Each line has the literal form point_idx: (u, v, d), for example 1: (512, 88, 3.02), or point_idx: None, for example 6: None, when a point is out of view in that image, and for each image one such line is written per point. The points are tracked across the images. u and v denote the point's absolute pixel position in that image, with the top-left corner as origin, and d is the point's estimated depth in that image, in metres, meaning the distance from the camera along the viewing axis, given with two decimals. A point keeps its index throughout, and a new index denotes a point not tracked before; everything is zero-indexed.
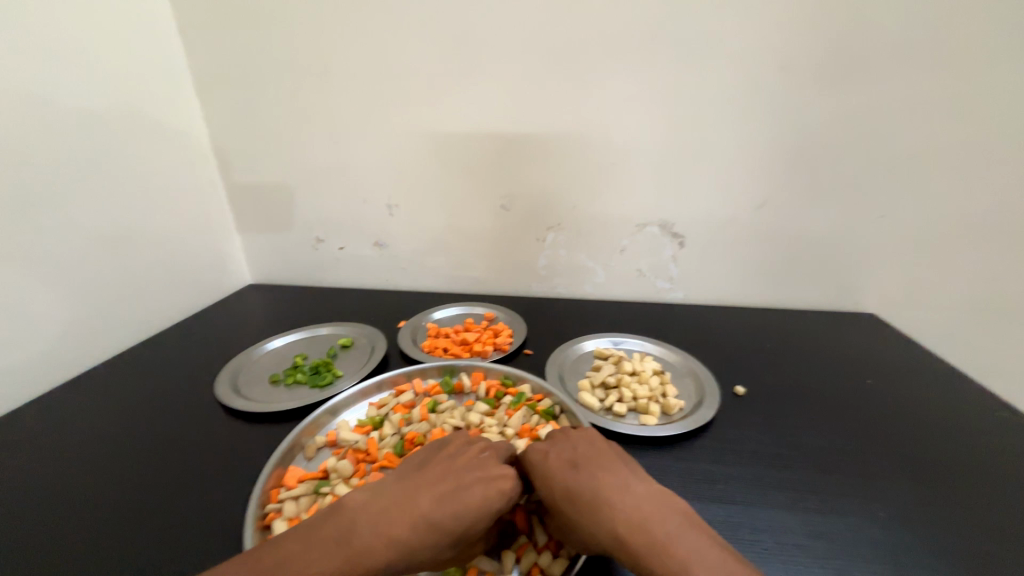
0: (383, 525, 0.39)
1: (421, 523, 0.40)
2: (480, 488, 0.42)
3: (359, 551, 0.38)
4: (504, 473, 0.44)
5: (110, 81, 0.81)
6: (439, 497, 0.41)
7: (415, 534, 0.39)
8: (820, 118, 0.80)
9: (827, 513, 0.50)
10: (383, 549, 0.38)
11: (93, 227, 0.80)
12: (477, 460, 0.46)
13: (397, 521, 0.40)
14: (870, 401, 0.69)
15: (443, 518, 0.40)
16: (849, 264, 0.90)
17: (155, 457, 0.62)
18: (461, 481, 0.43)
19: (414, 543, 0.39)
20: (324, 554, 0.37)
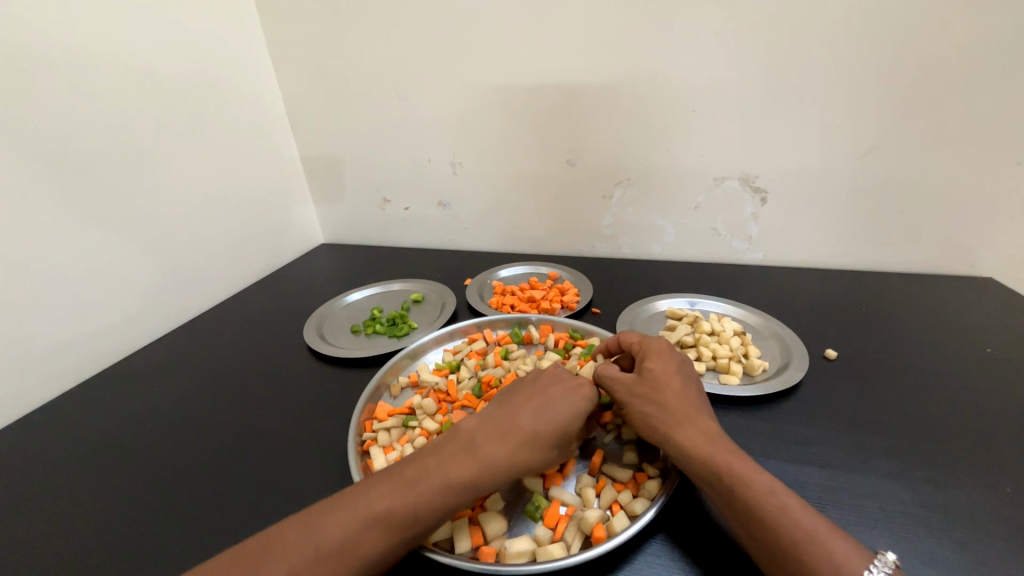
0: (494, 439, 0.44)
1: (525, 433, 0.44)
2: (570, 400, 0.47)
3: (481, 463, 0.42)
4: (582, 383, 0.49)
5: (194, 49, 0.85)
6: (536, 409, 0.46)
7: (525, 444, 0.43)
8: (946, 47, 0.69)
9: (938, 483, 0.47)
10: (501, 458, 0.42)
11: (188, 189, 0.87)
12: (555, 375, 0.50)
13: (504, 433, 0.44)
14: (987, 371, 0.62)
15: (547, 427, 0.44)
16: (967, 221, 0.79)
17: (258, 396, 0.69)
18: (550, 395, 0.47)
19: (526, 452, 0.43)
20: (453, 465, 0.42)
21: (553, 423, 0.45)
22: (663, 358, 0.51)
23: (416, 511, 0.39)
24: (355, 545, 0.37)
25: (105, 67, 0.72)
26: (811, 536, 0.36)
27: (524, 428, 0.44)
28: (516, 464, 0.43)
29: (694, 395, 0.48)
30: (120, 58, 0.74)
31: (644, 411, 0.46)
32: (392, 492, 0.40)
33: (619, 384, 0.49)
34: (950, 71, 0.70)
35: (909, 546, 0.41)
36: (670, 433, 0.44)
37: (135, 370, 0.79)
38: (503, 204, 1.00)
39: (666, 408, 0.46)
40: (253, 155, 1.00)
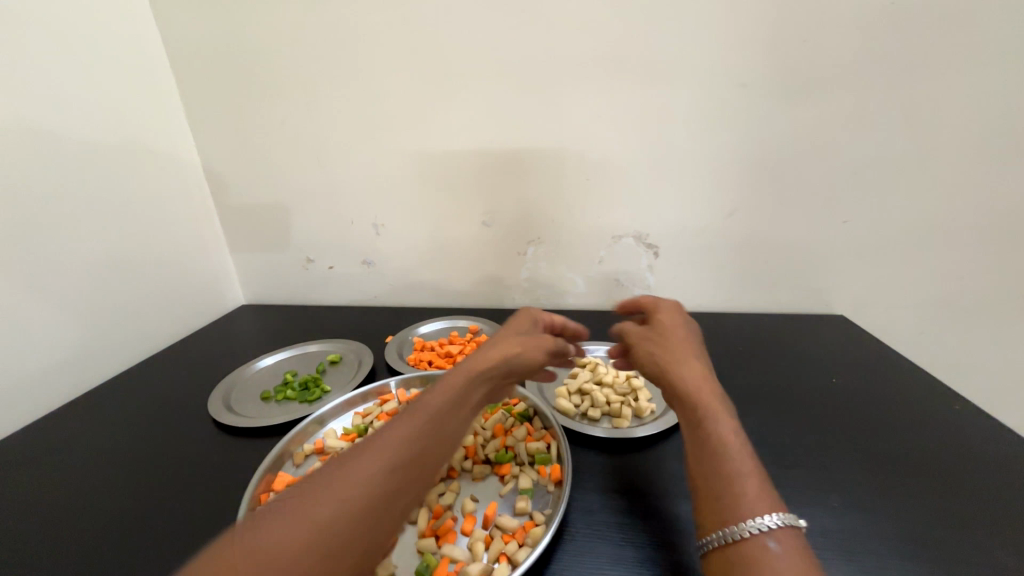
0: (457, 382, 0.48)
1: (479, 376, 0.49)
2: (513, 344, 0.53)
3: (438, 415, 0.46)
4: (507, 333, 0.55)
5: (108, 118, 0.86)
6: (481, 356, 0.52)
7: (478, 382, 0.50)
8: (780, 132, 0.85)
9: (787, 504, 0.56)
10: (466, 397, 0.48)
11: (95, 254, 0.84)
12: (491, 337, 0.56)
13: (464, 380, 0.49)
14: (832, 400, 0.74)
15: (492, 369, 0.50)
16: (817, 269, 0.94)
17: (154, 473, 0.65)
18: (491, 344, 0.53)
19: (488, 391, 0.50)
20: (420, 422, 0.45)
21: (501, 359, 0.51)
22: (672, 316, 0.59)
23: (404, 470, 0.42)
24: (341, 521, 0.38)
25: (15, 140, 0.72)
26: (741, 478, 0.43)
27: (478, 369, 0.49)
28: (479, 400, 0.49)
29: (694, 344, 0.56)
30: (30, 130, 0.74)
31: (648, 349, 0.55)
32: (374, 466, 0.41)
33: (633, 331, 0.58)
34: (785, 150, 0.86)
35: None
36: (668, 365, 0.52)
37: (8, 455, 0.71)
38: (426, 261, 1.05)
39: (665, 348, 0.54)
40: (169, 218, 0.98)
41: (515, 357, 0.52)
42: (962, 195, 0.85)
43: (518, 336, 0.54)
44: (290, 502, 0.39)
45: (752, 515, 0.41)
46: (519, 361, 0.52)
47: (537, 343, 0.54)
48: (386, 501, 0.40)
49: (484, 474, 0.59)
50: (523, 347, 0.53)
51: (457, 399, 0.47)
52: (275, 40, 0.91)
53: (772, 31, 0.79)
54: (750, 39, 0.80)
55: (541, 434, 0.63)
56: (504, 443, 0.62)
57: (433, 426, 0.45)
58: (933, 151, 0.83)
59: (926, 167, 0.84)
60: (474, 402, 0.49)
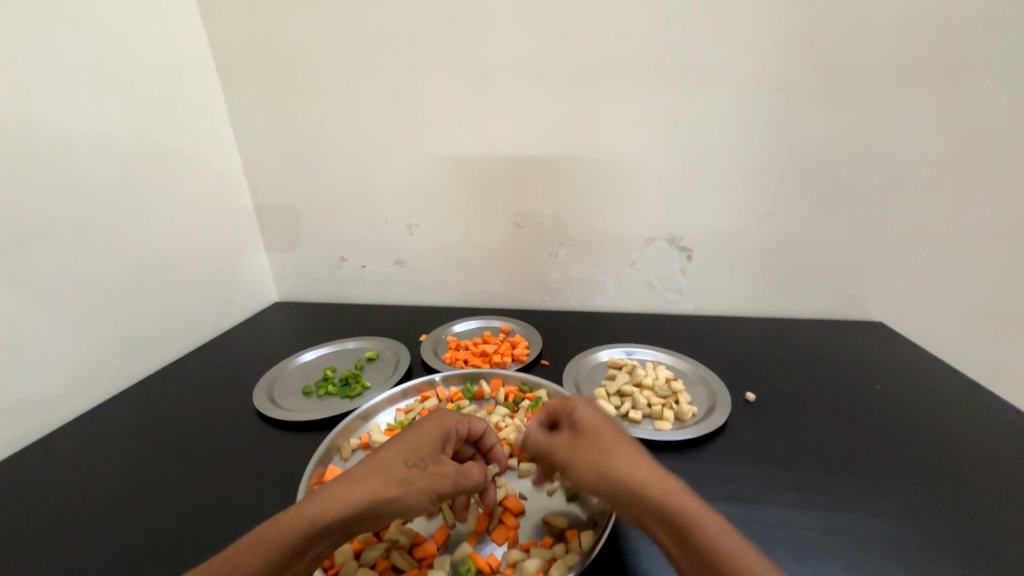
0: (367, 479, 0.44)
1: (389, 467, 0.45)
2: (428, 429, 0.49)
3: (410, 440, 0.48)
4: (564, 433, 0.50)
5: (155, 120, 0.89)
6: (385, 455, 0.46)
7: (395, 475, 0.44)
8: (820, 136, 0.84)
9: (836, 510, 0.55)
10: (376, 483, 0.43)
11: (138, 250, 0.87)
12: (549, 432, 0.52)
13: (371, 467, 0.45)
14: (877, 407, 0.72)
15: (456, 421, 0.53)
16: (855, 275, 0.93)
17: (203, 465, 0.67)
18: (406, 433, 0.49)
19: (403, 480, 0.44)
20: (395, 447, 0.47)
21: (411, 446, 0.47)
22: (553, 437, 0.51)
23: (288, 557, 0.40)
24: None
25: (71, 145, 0.75)
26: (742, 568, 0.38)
27: (386, 454, 0.46)
28: (393, 492, 0.43)
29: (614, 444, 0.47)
30: (85, 134, 0.77)
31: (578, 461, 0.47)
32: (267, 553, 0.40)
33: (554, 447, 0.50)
34: (824, 154, 0.85)
35: (806, 567, 0.49)
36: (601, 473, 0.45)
37: (63, 445, 0.74)
38: (457, 261, 1.05)
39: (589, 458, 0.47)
40: (209, 217, 1.01)
41: (426, 446, 0.48)
42: (1011, 199, 0.83)
43: (438, 418, 0.51)
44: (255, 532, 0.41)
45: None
46: (433, 443, 0.48)
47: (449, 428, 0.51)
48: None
49: (530, 474, 0.61)
50: (441, 427, 0.50)
51: (362, 494, 0.43)
52: (315, 44, 0.94)
53: (812, 35, 0.79)
54: (789, 43, 0.80)
55: None
56: None
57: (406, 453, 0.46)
58: (981, 153, 0.81)
59: (973, 170, 0.82)
60: (385, 494, 0.43)
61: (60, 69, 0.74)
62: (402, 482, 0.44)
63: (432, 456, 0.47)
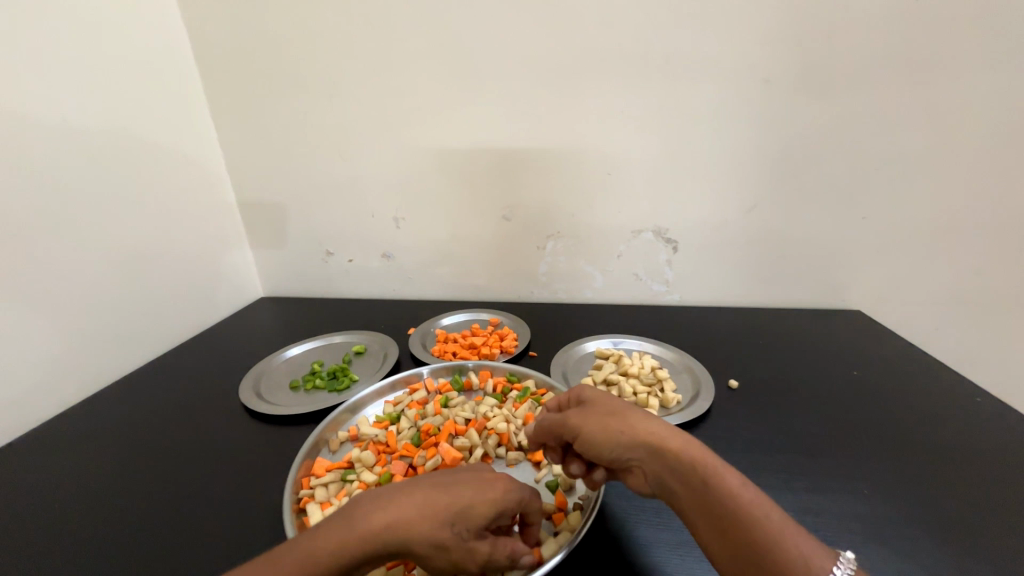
0: (401, 533, 0.36)
1: (433, 528, 0.37)
2: (490, 503, 0.40)
3: (462, 504, 0.39)
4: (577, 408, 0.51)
5: (136, 112, 0.87)
6: (438, 511, 0.38)
7: (430, 543, 0.37)
8: (802, 128, 0.86)
9: (815, 491, 0.57)
10: (410, 542, 0.36)
11: (121, 246, 0.85)
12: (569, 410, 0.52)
13: (414, 525, 0.37)
14: (854, 392, 0.75)
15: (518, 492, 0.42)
16: (835, 265, 0.95)
17: (190, 461, 0.66)
18: (471, 497, 0.39)
19: (438, 549, 0.37)
20: (442, 503, 0.38)
21: (462, 505, 0.39)
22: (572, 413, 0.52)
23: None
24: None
25: (50, 138, 0.73)
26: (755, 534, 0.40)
27: (430, 513, 0.37)
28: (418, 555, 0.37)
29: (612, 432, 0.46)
30: (65, 127, 0.75)
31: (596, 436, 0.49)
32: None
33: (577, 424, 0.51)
34: (806, 146, 0.87)
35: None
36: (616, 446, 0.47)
37: (43, 444, 0.72)
38: (445, 254, 1.05)
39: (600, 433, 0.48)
40: (192, 211, 0.99)
41: (476, 522, 0.39)
42: (983, 191, 0.86)
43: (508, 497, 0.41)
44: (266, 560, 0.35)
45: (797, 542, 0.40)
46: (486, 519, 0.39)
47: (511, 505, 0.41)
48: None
49: (518, 462, 0.61)
50: (497, 500, 0.40)
51: (387, 549, 0.36)
52: (299, 34, 0.92)
53: (796, 29, 0.80)
54: (774, 37, 0.81)
55: None
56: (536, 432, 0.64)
57: (451, 517, 0.38)
58: (955, 146, 0.84)
59: (947, 162, 0.85)
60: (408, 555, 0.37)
61: (37, 60, 0.71)
62: (433, 548, 0.37)
63: (478, 532, 0.39)
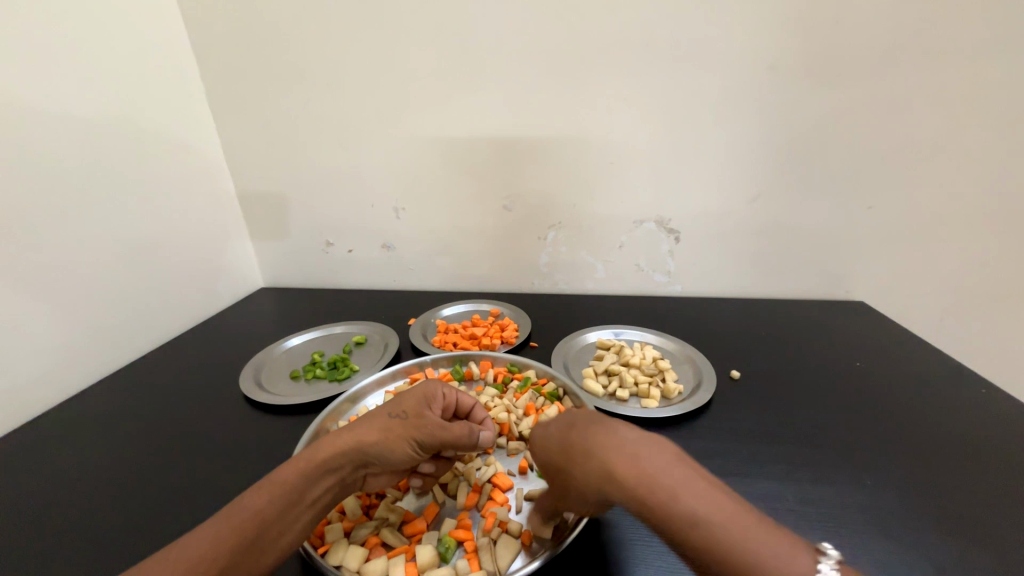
0: (362, 433, 0.48)
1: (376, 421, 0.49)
2: (417, 396, 0.52)
3: (392, 405, 0.51)
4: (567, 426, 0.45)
5: (134, 100, 0.86)
6: (374, 415, 0.50)
7: (383, 430, 0.48)
8: (809, 117, 0.84)
9: (815, 482, 0.57)
10: (363, 430, 0.47)
11: (121, 237, 0.85)
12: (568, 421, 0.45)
13: (363, 425, 0.48)
14: (858, 384, 0.74)
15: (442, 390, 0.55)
16: (838, 256, 0.94)
17: (191, 451, 0.66)
18: (400, 399, 0.52)
19: (391, 430, 0.48)
20: (377, 412, 0.50)
21: (392, 406, 0.51)
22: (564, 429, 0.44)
23: (288, 502, 0.42)
24: (212, 561, 0.37)
25: (44, 126, 0.72)
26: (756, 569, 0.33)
27: (371, 417, 0.49)
28: (381, 442, 0.48)
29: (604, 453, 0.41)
30: (62, 116, 0.74)
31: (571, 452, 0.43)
32: (254, 502, 0.41)
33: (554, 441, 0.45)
34: (812, 134, 0.85)
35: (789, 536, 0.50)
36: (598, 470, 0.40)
37: (45, 434, 0.72)
38: (446, 245, 1.05)
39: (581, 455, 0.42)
40: (191, 201, 0.98)
41: (410, 408, 0.50)
42: (990, 181, 0.85)
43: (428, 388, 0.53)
44: (258, 486, 0.43)
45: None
46: (419, 408, 0.51)
47: (435, 395, 0.53)
48: (268, 527, 0.41)
49: (518, 452, 0.61)
50: (424, 395, 0.53)
51: (351, 442, 0.47)
52: (296, 19, 0.90)
53: (804, 14, 0.78)
54: (782, 23, 0.79)
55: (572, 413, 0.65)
56: (537, 422, 0.64)
57: (387, 413, 0.50)
58: (964, 135, 0.82)
59: (956, 152, 0.84)
60: (373, 444, 0.47)
61: (33, 48, 0.70)
62: (386, 429, 0.48)
63: (416, 411, 0.50)
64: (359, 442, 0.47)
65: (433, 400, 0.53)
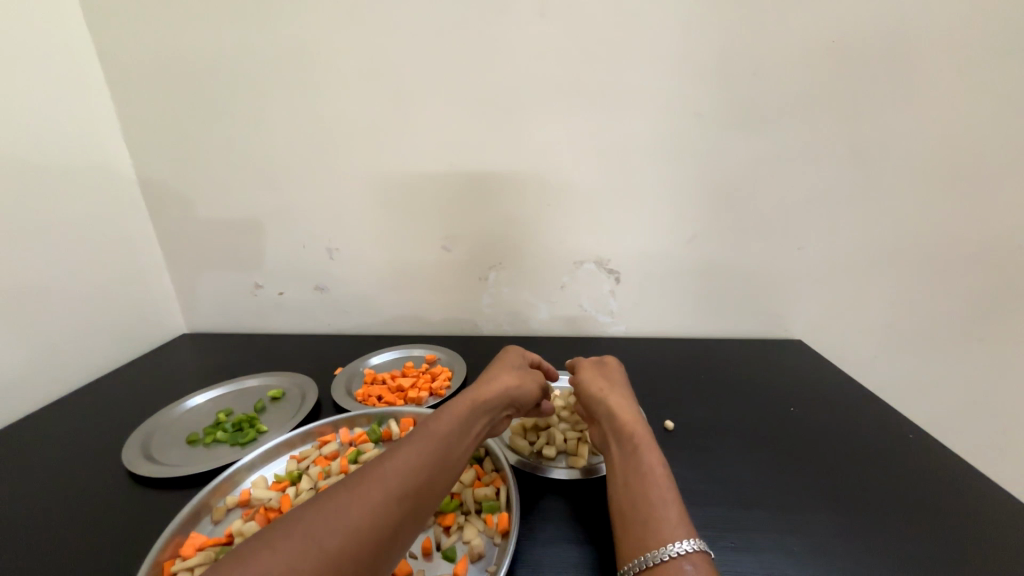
0: (503, 380, 0.58)
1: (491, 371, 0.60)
2: (514, 355, 0.65)
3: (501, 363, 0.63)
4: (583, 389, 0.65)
5: (32, 130, 0.79)
6: (490, 377, 0.59)
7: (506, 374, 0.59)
8: (736, 161, 0.86)
9: (744, 548, 0.53)
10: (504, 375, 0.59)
11: (10, 281, 0.76)
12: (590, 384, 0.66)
13: (501, 375, 0.59)
14: (793, 431, 0.73)
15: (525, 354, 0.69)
16: (773, 295, 0.95)
17: (43, 532, 0.56)
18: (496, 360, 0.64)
19: (518, 377, 0.60)
20: (496, 367, 0.62)
21: (501, 362, 0.63)
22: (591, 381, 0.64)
23: (458, 438, 0.48)
24: (433, 460, 0.44)
25: None
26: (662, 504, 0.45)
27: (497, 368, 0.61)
28: (516, 384, 0.58)
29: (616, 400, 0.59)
30: None
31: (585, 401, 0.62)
32: (452, 421, 0.49)
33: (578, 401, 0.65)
34: (740, 178, 0.87)
35: None
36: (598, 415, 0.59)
37: None
38: (383, 286, 1.00)
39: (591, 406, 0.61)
40: (100, 239, 0.90)
41: (515, 362, 0.64)
42: (906, 225, 0.88)
43: (513, 349, 0.67)
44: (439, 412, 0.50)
45: (668, 540, 0.42)
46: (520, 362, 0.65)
47: (522, 352, 0.68)
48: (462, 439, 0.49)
49: (425, 529, 0.54)
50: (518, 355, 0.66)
51: (500, 382, 0.57)
52: (225, 56, 0.87)
53: (726, 64, 0.81)
54: (705, 71, 0.82)
55: (490, 479, 0.59)
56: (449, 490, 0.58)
57: (502, 366, 0.62)
58: (880, 182, 0.86)
59: (873, 197, 0.87)
60: (513, 387, 0.58)
61: None
62: (519, 375, 0.60)
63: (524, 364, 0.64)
64: (506, 383, 0.58)
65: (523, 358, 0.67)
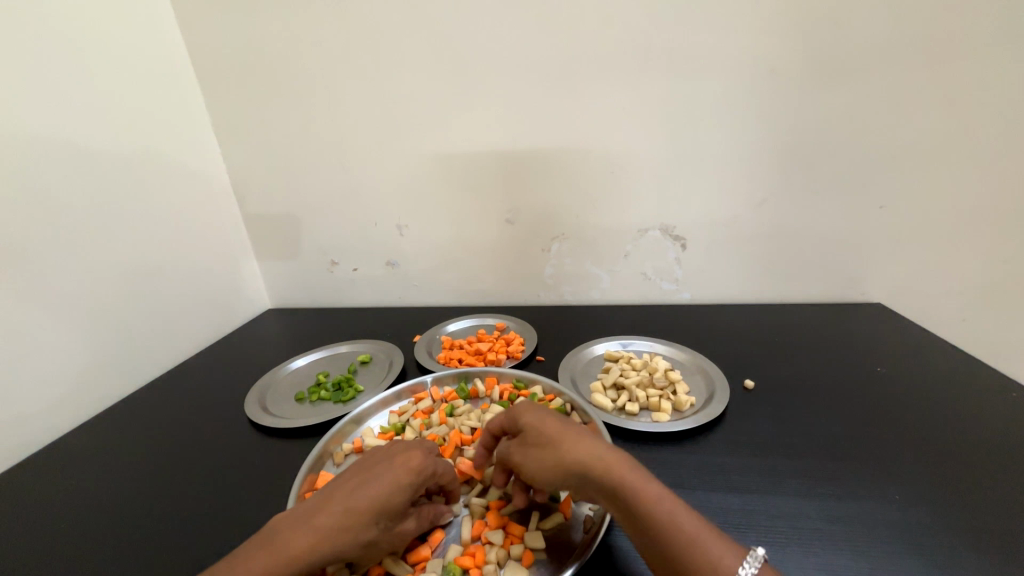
0: (355, 516, 0.43)
1: (348, 505, 0.44)
2: (393, 478, 0.46)
3: (385, 481, 0.46)
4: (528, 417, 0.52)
5: (141, 129, 0.87)
6: (351, 513, 0.43)
7: (363, 519, 0.43)
8: (814, 118, 0.83)
9: (841, 498, 0.54)
10: (359, 516, 0.43)
11: (137, 262, 0.87)
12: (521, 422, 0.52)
13: (359, 510, 0.44)
14: (880, 390, 0.72)
15: (428, 460, 0.50)
16: (851, 258, 0.92)
17: (197, 478, 0.65)
18: (367, 480, 0.46)
19: (365, 517, 0.44)
20: (377, 491, 0.45)
21: (385, 488, 0.45)
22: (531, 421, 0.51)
23: None
24: None
25: (56, 158, 0.73)
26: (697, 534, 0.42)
27: (374, 499, 0.44)
28: (361, 532, 0.43)
29: (566, 439, 0.48)
30: (76, 147, 0.76)
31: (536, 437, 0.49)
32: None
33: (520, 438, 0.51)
34: (817, 135, 0.84)
35: (814, 557, 0.48)
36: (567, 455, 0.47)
37: (54, 461, 0.72)
38: (449, 260, 1.04)
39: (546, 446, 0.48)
40: (199, 225, 0.99)
41: (390, 493, 0.45)
42: (1008, 175, 0.82)
43: (394, 463, 0.47)
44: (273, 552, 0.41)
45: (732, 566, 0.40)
46: (394, 498, 0.45)
47: (422, 459, 0.49)
48: None
49: None
50: (412, 474, 0.47)
51: (352, 526, 0.43)
52: (298, 44, 0.92)
53: (805, 14, 0.77)
54: (782, 23, 0.78)
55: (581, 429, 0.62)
56: None
57: (381, 495, 0.45)
58: (979, 129, 0.80)
59: (969, 147, 0.81)
60: (345, 539, 0.42)
61: (48, 84, 0.73)
62: (370, 518, 0.44)
63: (406, 490, 0.46)
64: (343, 532, 0.42)
65: (416, 467, 0.48)
